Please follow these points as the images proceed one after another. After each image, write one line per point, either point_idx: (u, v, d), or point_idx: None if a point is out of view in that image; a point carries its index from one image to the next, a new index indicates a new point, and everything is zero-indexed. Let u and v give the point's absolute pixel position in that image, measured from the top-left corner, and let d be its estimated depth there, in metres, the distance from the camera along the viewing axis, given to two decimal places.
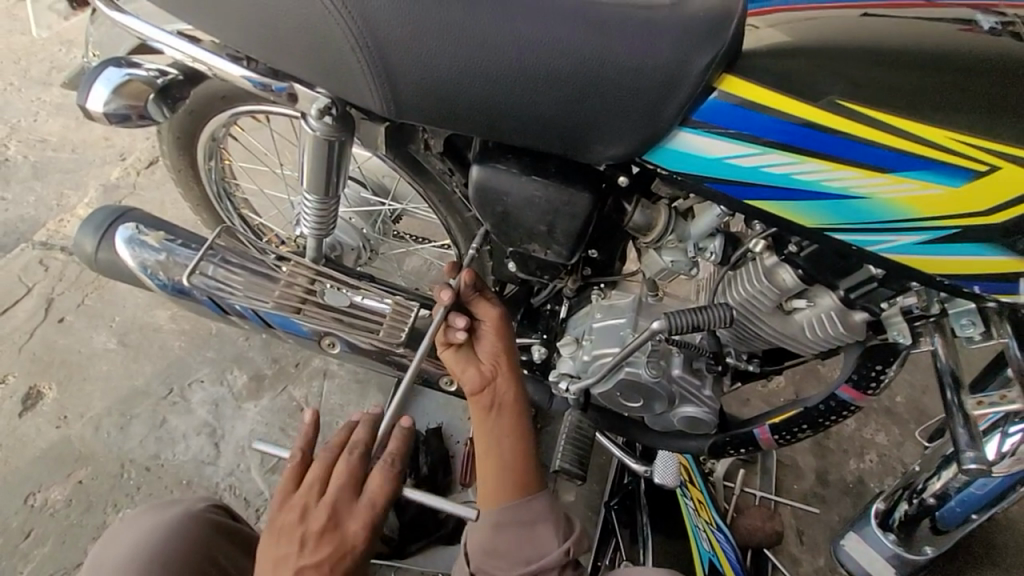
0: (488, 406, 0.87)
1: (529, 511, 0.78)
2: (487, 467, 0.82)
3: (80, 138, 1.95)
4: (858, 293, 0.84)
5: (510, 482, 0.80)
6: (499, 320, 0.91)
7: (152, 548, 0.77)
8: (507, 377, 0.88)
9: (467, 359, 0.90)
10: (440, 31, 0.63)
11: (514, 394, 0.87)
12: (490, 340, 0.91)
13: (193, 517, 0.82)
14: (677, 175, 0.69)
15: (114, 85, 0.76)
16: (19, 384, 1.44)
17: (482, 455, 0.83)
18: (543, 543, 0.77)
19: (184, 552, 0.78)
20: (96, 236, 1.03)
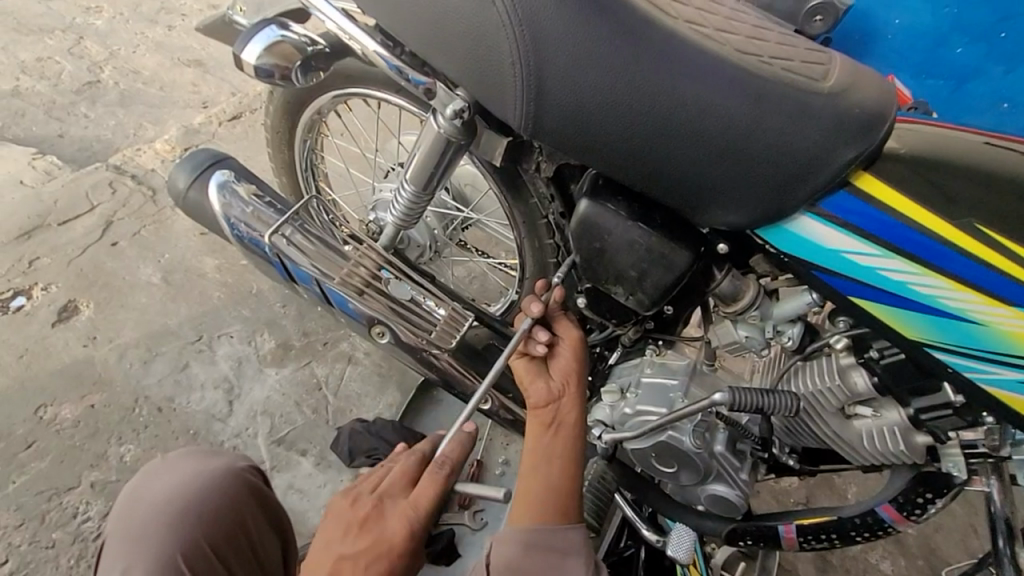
0: (547, 424, 0.87)
1: (565, 541, 0.78)
2: (535, 486, 0.81)
3: (170, 78, 2.02)
4: (929, 416, 0.83)
5: (553, 506, 0.80)
6: (578, 345, 0.93)
7: (187, 495, 0.79)
8: (574, 401, 0.88)
9: (538, 373, 0.91)
10: (601, 64, 0.64)
11: (574, 419, 0.88)
12: (565, 360, 0.91)
13: (230, 473, 0.83)
14: (784, 256, 0.70)
15: (268, 43, 0.79)
16: (58, 295, 1.45)
17: (532, 469, 0.83)
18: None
19: (216, 500, 0.80)
20: (191, 176, 1.06)
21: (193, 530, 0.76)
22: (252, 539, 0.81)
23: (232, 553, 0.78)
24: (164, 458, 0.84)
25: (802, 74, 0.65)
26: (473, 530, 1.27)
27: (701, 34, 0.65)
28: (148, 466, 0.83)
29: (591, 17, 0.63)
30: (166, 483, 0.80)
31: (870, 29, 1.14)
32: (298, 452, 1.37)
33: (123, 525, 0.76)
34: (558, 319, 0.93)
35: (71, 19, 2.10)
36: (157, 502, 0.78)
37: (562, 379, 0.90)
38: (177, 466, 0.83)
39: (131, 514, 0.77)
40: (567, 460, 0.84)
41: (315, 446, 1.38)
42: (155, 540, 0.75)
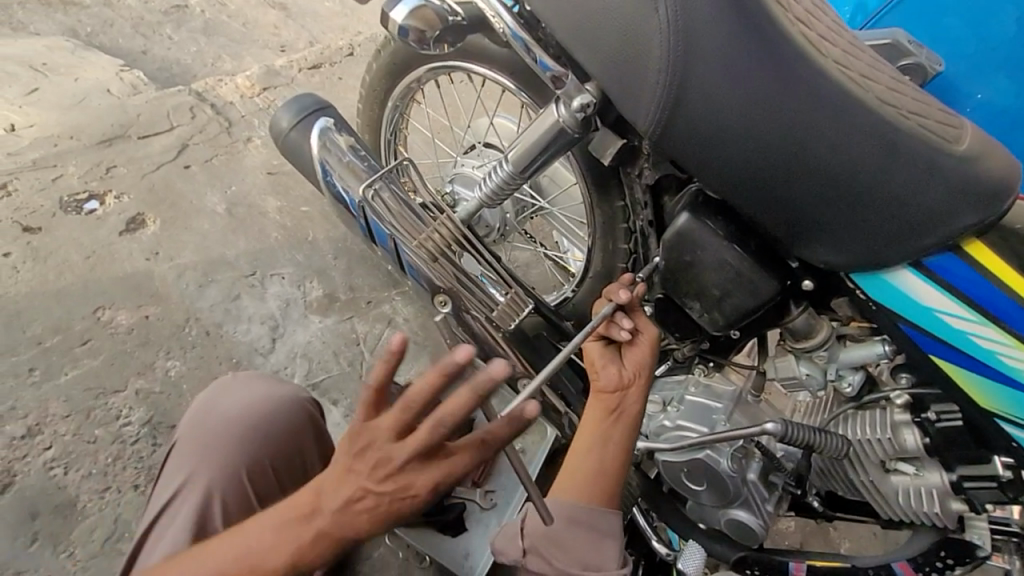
0: (610, 410, 0.86)
1: (607, 524, 0.80)
2: (588, 466, 0.82)
3: (256, 17, 2.05)
4: (972, 484, 0.84)
5: (602, 489, 0.81)
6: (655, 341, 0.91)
7: (257, 416, 0.83)
8: (640, 394, 0.88)
9: (610, 358, 0.90)
10: (746, 87, 0.65)
11: (638, 411, 0.87)
12: (640, 352, 0.90)
13: (297, 404, 0.87)
14: (874, 303, 0.72)
15: (412, 6, 0.82)
16: (129, 206, 1.50)
17: (589, 449, 0.83)
18: (604, 556, 0.80)
19: (280, 427, 0.84)
20: (296, 118, 1.10)
21: (258, 452, 0.81)
22: (305, 472, 0.85)
23: (287, 481, 0.83)
24: (238, 376, 0.89)
25: (938, 133, 0.66)
26: (482, 509, 1.23)
27: (848, 75, 0.66)
28: (225, 380, 0.87)
29: (747, 38, 0.64)
30: (237, 401, 0.84)
31: (949, 99, 1.02)
32: (329, 400, 1.41)
33: (196, 430, 0.81)
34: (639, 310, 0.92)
35: None
36: (229, 416, 0.83)
37: (633, 370, 0.89)
38: (251, 387, 0.87)
39: (203, 424, 0.81)
40: (624, 449, 0.84)
41: (347, 397, 1.42)
42: (222, 453, 0.79)
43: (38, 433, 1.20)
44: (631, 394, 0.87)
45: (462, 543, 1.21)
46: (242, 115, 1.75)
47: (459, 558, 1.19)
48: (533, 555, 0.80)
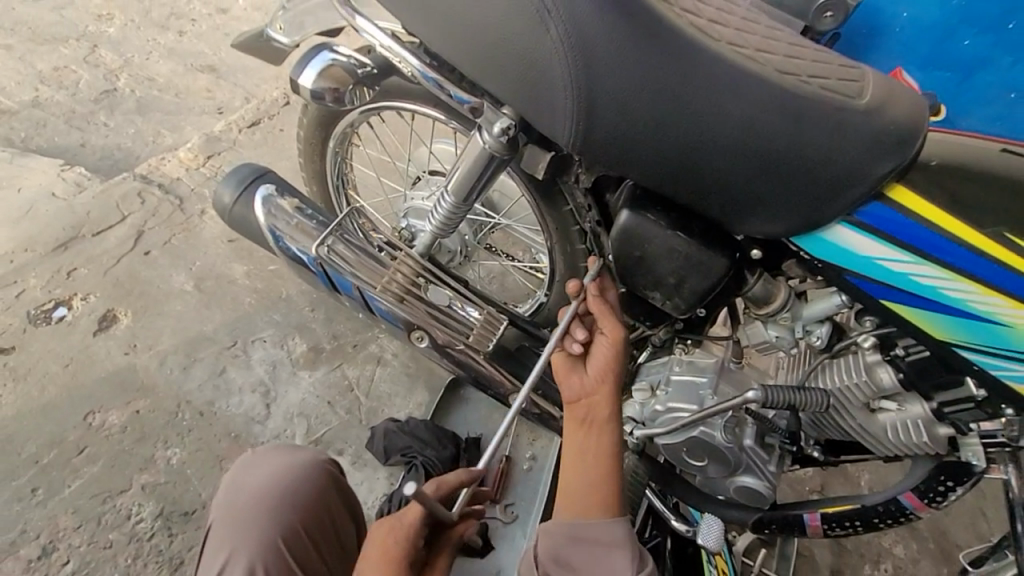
0: (581, 420, 0.89)
1: (605, 534, 0.81)
2: (573, 481, 0.86)
3: (186, 84, 2.04)
4: (949, 408, 0.88)
5: (590, 499, 0.84)
6: (618, 340, 0.92)
7: (282, 485, 0.90)
8: (606, 394, 0.90)
9: (575, 370, 0.93)
10: (649, 86, 0.67)
11: (609, 410, 0.89)
12: (601, 356, 0.93)
13: (316, 464, 0.94)
14: (819, 262, 0.74)
15: (320, 68, 0.84)
16: (97, 305, 1.50)
17: (569, 464, 0.87)
18: (616, 570, 0.78)
19: (305, 491, 0.90)
20: (236, 191, 1.10)
21: (290, 517, 0.87)
22: (336, 524, 0.93)
23: (320, 535, 0.89)
24: (258, 451, 0.96)
25: (839, 92, 0.68)
26: (504, 523, 1.36)
27: (743, 54, 0.68)
28: (245, 458, 0.94)
29: (641, 41, 0.66)
30: (263, 475, 0.91)
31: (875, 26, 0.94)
32: (335, 452, 1.43)
33: (229, 510, 0.87)
34: (601, 311, 0.93)
35: (85, 27, 2.11)
36: (257, 491, 0.89)
37: (597, 375, 0.91)
38: (271, 458, 0.94)
39: (235, 502, 0.88)
40: (604, 455, 0.87)
41: (352, 445, 1.44)
42: (256, 525, 0.85)
43: (54, 550, 1.21)
44: (595, 397, 0.90)
45: (492, 560, 1.33)
46: (191, 189, 1.75)
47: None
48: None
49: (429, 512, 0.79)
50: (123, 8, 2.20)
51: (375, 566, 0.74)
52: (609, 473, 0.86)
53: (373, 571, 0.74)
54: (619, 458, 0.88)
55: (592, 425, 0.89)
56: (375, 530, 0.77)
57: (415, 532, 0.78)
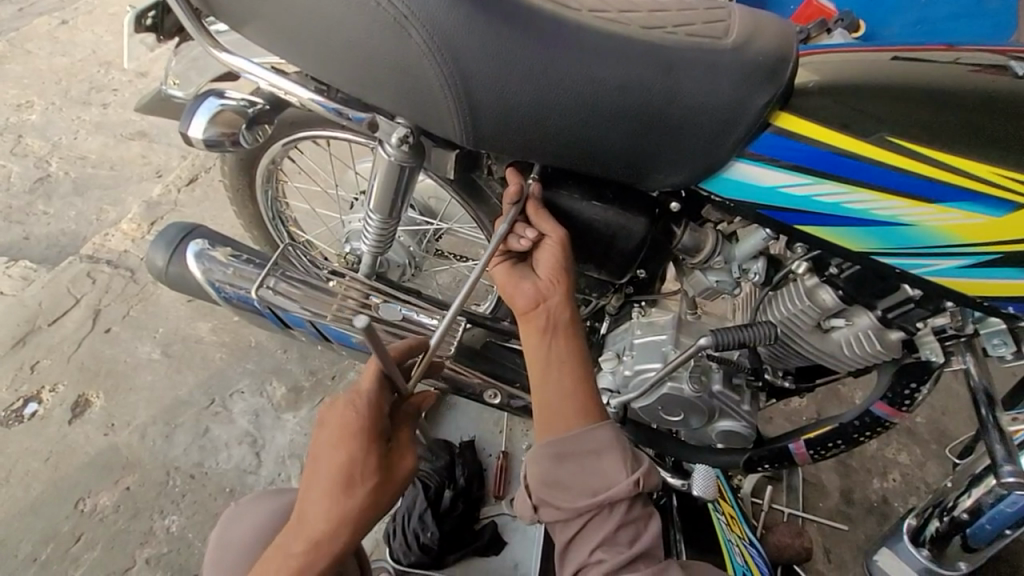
0: (543, 328, 0.85)
1: (593, 443, 0.81)
2: (550, 396, 0.84)
3: (118, 155, 2.01)
4: (894, 313, 0.89)
5: (571, 411, 0.83)
6: (563, 239, 0.84)
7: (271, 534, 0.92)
8: (562, 297, 0.85)
9: (522, 276, 0.87)
10: (522, 67, 0.68)
11: (568, 314, 0.86)
12: (549, 257, 0.86)
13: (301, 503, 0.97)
14: (729, 201, 0.75)
15: (210, 114, 0.83)
16: (68, 393, 1.49)
17: (542, 378, 0.84)
18: (609, 475, 0.79)
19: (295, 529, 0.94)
20: (168, 252, 1.10)
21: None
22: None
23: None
24: (238, 503, 0.97)
25: (705, 35, 0.70)
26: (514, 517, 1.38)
27: (607, 19, 0.70)
28: (229, 513, 0.96)
29: (502, 27, 0.67)
30: (250, 526, 0.93)
31: None
32: None
33: (220, 569, 0.90)
34: (537, 213, 0.85)
35: (4, 120, 2.07)
36: (245, 544, 0.92)
37: (549, 279, 0.86)
38: (254, 507, 0.96)
39: (228, 559, 0.91)
40: (575, 362, 0.85)
41: None
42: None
43: None
44: (552, 304, 0.85)
45: (507, 556, 1.33)
46: (141, 259, 1.74)
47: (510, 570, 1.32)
48: (543, 506, 0.81)
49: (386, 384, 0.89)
50: (40, 92, 2.16)
51: (340, 440, 0.82)
52: (586, 381, 0.84)
53: (341, 441, 0.82)
54: (589, 360, 0.87)
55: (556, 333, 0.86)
56: (333, 410, 0.84)
57: (373, 402, 0.86)
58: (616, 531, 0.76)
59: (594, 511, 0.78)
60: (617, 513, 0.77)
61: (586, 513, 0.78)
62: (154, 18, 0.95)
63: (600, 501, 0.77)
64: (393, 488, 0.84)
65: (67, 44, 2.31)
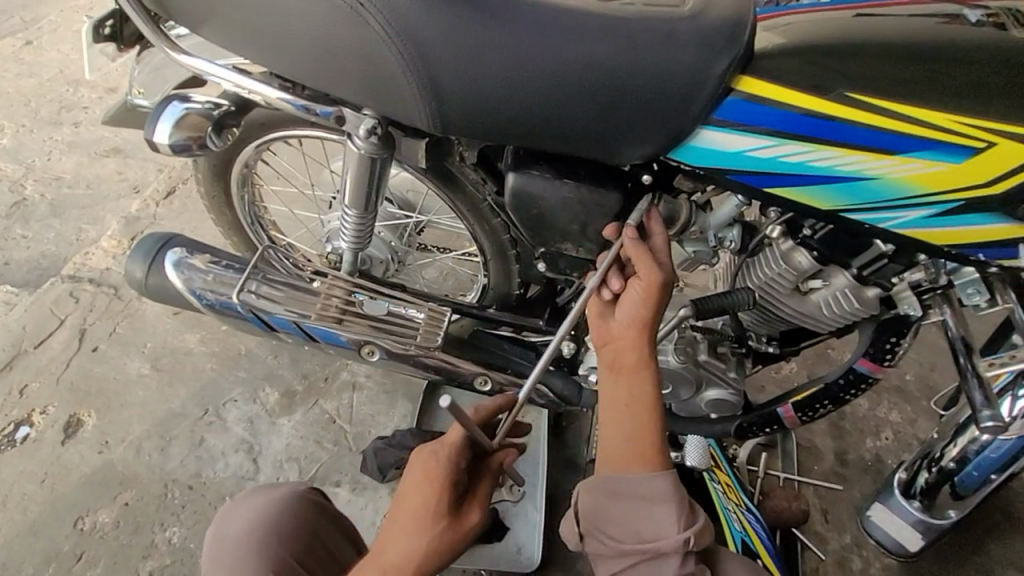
0: (611, 367, 0.84)
1: (647, 489, 0.79)
2: (609, 435, 0.82)
3: (95, 174, 1.99)
4: (869, 270, 0.90)
5: (632, 454, 0.81)
6: (653, 286, 0.82)
7: (264, 522, 0.95)
8: (637, 342, 0.83)
9: (606, 314, 0.87)
10: (482, 49, 0.68)
11: (640, 358, 0.82)
12: (634, 300, 0.84)
13: (294, 495, 1.00)
14: (699, 169, 0.75)
15: (175, 118, 0.82)
16: (59, 414, 1.48)
17: (607, 416, 0.83)
18: (660, 525, 0.78)
19: (286, 516, 0.97)
20: (146, 262, 1.09)
21: (278, 549, 0.92)
22: (326, 543, 0.98)
23: (312, 559, 0.95)
24: (234, 501, 1.01)
25: (660, 6, 0.71)
26: (515, 503, 1.38)
27: None
28: (225, 510, 1.00)
29: (458, 10, 0.67)
30: (244, 518, 0.96)
31: None
32: (332, 484, 1.44)
33: (216, 561, 0.92)
34: (638, 253, 0.82)
35: None
36: (239, 535, 0.94)
37: (628, 323, 0.84)
38: (249, 501, 1.00)
39: (223, 551, 0.93)
40: (644, 408, 0.81)
41: (347, 474, 1.46)
42: (251, 562, 0.90)
43: None
44: (625, 345, 0.83)
45: (510, 540, 1.34)
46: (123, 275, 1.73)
47: (513, 554, 1.33)
48: (591, 537, 0.81)
49: (471, 439, 0.88)
50: (9, 115, 2.12)
51: (421, 484, 0.84)
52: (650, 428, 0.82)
53: (420, 485, 0.84)
54: (660, 406, 0.82)
55: (627, 373, 0.83)
56: (418, 454, 0.86)
57: (456, 453, 0.86)
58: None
59: (640, 556, 0.77)
60: (664, 564, 0.76)
61: (630, 556, 0.78)
62: (112, 27, 0.94)
63: (644, 549, 0.77)
64: (461, 537, 0.84)
65: (33, 64, 2.27)
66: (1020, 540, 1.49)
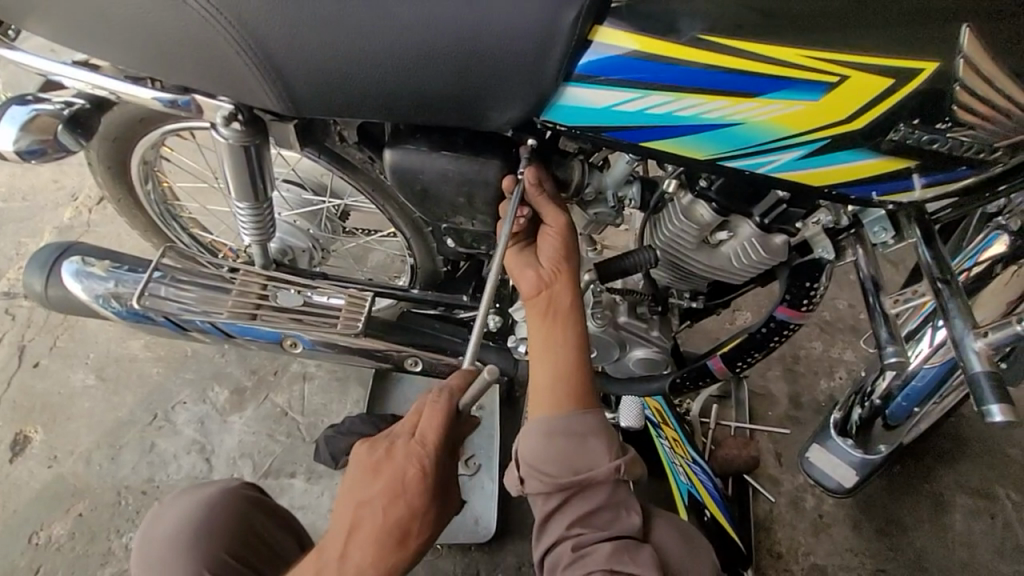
0: (543, 312, 0.84)
1: (583, 424, 0.78)
2: (541, 378, 0.81)
3: (28, 183, 1.83)
4: (772, 217, 0.88)
5: (567, 393, 0.80)
6: (563, 229, 0.84)
7: (193, 521, 0.90)
8: (563, 284, 0.84)
9: (527, 262, 0.86)
10: (316, 25, 0.66)
11: (570, 300, 0.84)
12: (551, 246, 0.85)
13: (226, 491, 0.94)
14: (572, 129, 0.73)
15: (22, 122, 0.79)
16: (4, 433, 1.46)
17: (541, 359, 0.82)
18: (594, 456, 0.77)
19: (217, 516, 0.91)
20: (43, 276, 1.09)
21: (206, 548, 0.87)
22: (264, 539, 0.93)
23: (247, 554, 0.90)
24: (165, 500, 0.96)
25: None
26: (470, 476, 1.38)
27: None
28: (154, 512, 0.95)
29: None
30: (173, 518, 0.91)
31: None
32: (287, 476, 1.45)
33: (145, 566, 0.87)
34: (539, 201, 0.83)
35: None
36: (168, 536, 0.89)
37: (552, 267, 0.85)
38: (179, 501, 0.93)
39: (151, 555, 0.88)
40: (576, 348, 0.82)
41: (301, 464, 1.46)
42: (177, 564, 0.86)
43: None
44: (554, 288, 0.84)
45: (467, 513, 1.35)
46: None
47: (471, 526, 1.34)
48: (529, 479, 0.78)
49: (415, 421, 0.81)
50: None
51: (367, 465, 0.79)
52: (581, 368, 0.82)
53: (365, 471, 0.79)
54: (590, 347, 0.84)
55: (558, 317, 0.83)
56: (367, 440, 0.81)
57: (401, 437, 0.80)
58: (587, 514, 0.76)
59: (575, 488, 0.76)
60: (596, 494, 0.76)
61: (567, 490, 0.76)
62: None
63: (582, 481, 0.75)
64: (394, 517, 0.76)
65: None
66: (968, 464, 1.51)
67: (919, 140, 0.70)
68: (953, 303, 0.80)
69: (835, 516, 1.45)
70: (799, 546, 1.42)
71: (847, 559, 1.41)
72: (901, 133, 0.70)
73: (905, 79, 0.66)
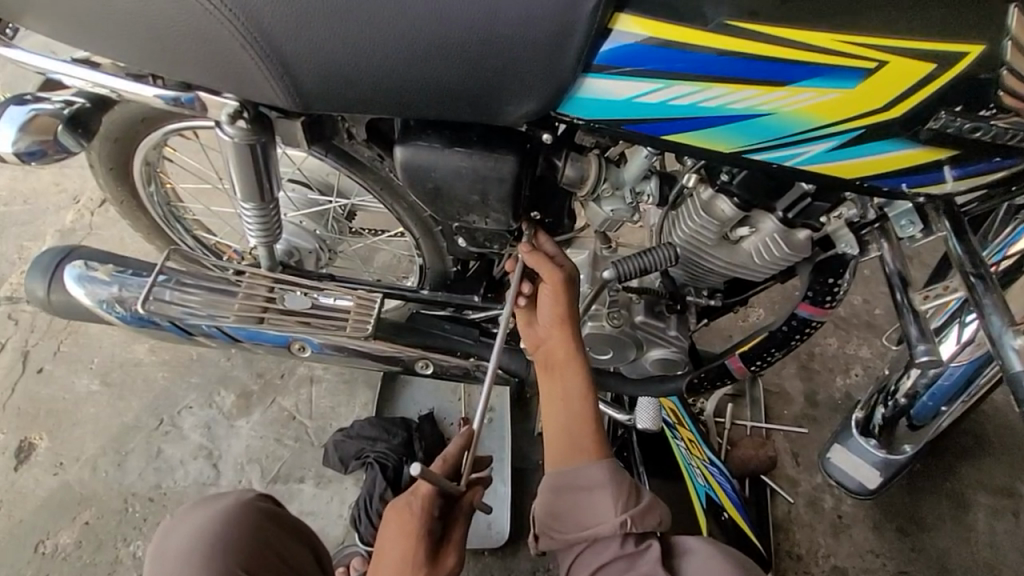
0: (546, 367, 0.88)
1: (587, 478, 0.79)
2: (549, 431, 0.85)
3: (30, 186, 1.80)
4: (796, 212, 0.85)
5: (571, 447, 0.82)
6: (558, 283, 0.88)
7: (207, 535, 0.87)
8: (563, 338, 0.88)
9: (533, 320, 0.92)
10: (324, 15, 0.63)
11: (569, 354, 0.87)
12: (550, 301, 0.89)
13: (241, 505, 0.92)
14: (593, 122, 0.70)
15: (20, 123, 0.77)
16: (9, 440, 1.44)
17: (546, 411, 0.87)
18: (601, 510, 0.77)
19: (232, 529, 0.88)
20: (45, 280, 1.06)
21: (221, 562, 0.84)
22: (279, 552, 0.90)
23: (263, 569, 0.87)
24: (177, 513, 0.93)
25: None
26: None
27: None
28: (164, 527, 0.92)
29: None
30: (186, 532, 0.88)
31: None
32: (296, 481, 1.42)
33: None
34: (536, 259, 0.89)
35: None
36: (181, 552, 0.86)
37: (552, 322, 0.89)
38: (191, 514, 0.91)
39: (162, 569, 0.85)
40: (579, 400, 0.85)
41: (310, 469, 1.43)
42: None
43: None
44: (553, 344, 0.88)
45: (479, 517, 1.33)
46: None
47: (484, 531, 1.32)
48: (542, 537, 0.80)
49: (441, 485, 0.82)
50: None
51: (394, 529, 0.80)
52: (587, 419, 0.84)
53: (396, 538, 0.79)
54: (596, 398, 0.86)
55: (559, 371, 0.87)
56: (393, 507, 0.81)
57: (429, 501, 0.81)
58: (600, 569, 0.74)
59: (584, 544, 0.76)
60: (606, 549, 0.75)
61: (578, 545, 0.77)
62: None
63: (588, 537, 0.76)
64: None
65: None
66: (990, 462, 1.48)
67: (961, 128, 0.67)
68: (989, 297, 0.77)
69: (855, 517, 1.42)
70: (818, 548, 1.39)
71: (868, 560, 1.38)
72: (942, 122, 0.67)
73: (946, 64, 0.64)
